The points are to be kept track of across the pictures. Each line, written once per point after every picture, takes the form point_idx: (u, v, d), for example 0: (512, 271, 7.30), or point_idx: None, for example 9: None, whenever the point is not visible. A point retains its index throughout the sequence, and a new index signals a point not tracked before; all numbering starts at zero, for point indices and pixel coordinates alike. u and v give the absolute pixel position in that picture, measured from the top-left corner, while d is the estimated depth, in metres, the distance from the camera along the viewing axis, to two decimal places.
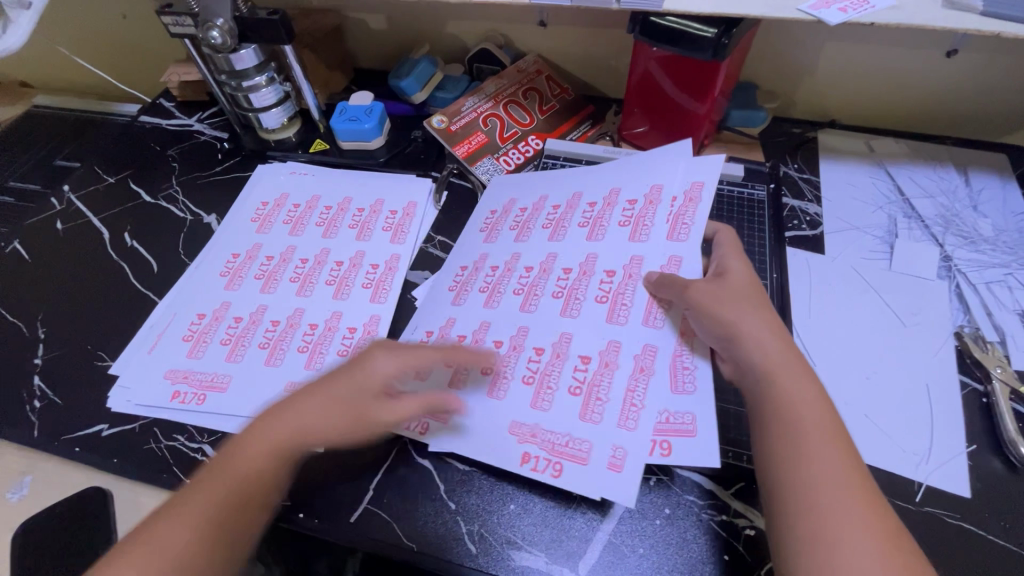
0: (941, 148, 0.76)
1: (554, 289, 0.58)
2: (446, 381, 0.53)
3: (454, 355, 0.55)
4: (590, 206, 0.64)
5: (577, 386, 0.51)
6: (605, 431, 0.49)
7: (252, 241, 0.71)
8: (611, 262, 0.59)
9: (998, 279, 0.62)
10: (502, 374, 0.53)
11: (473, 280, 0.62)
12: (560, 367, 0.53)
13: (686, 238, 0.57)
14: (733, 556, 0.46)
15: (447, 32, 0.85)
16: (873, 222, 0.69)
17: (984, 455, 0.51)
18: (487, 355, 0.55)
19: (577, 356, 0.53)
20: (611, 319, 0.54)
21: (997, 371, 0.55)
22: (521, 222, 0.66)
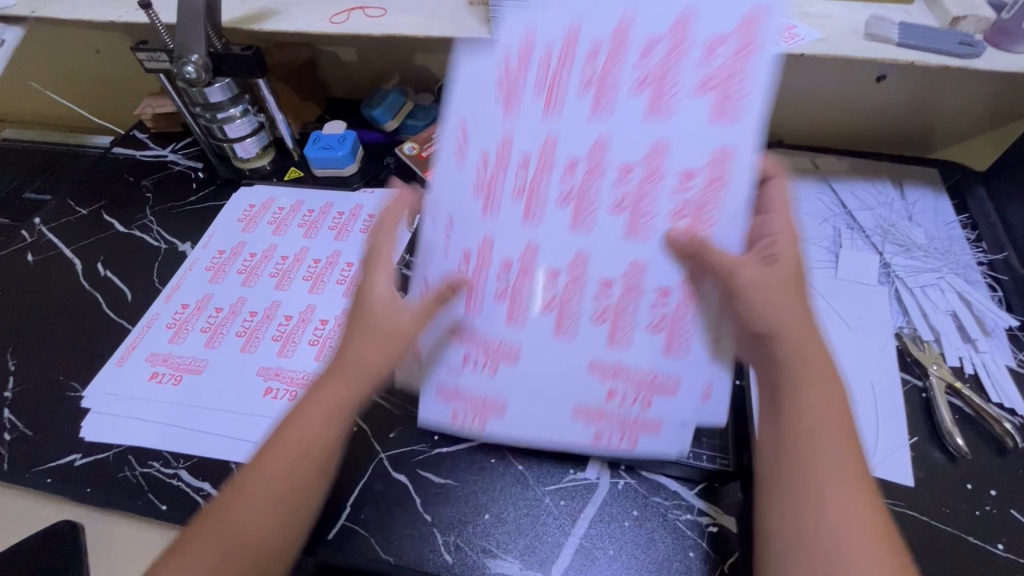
0: (879, 163, 0.83)
1: (557, 194, 0.44)
2: (504, 317, 0.47)
3: (500, 285, 0.46)
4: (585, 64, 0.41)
5: (659, 322, 0.45)
6: (685, 400, 0.45)
7: (207, 249, 0.74)
8: (623, 150, 0.42)
9: (933, 282, 0.67)
10: (566, 312, 0.46)
11: (482, 283, 0.46)
12: (636, 302, 0.45)
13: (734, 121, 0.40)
14: (698, 553, 0.49)
15: (418, 64, 0.89)
16: (820, 234, 0.74)
17: (926, 446, 0.55)
18: (544, 287, 0.46)
19: (655, 291, 0.45)
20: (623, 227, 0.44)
21: (934, 368, 0.59)
22: (529, 184, 0.44)
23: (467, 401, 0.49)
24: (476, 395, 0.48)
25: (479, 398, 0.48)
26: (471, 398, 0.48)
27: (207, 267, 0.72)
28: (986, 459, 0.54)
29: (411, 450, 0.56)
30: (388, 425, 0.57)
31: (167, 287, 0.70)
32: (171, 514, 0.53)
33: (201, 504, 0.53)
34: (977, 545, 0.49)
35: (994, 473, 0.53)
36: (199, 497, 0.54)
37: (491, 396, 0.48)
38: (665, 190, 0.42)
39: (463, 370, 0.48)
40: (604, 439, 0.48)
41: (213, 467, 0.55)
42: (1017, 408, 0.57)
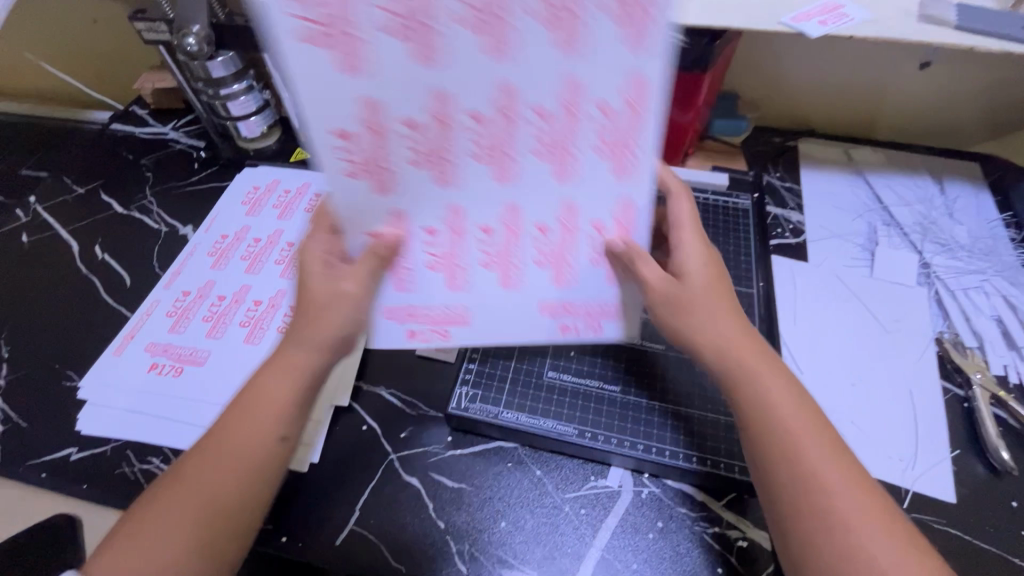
0: (917, 156, 0.78)
1: (474, 149, 0.38)
2: (433, 180, 0.39)
3: (414, 144, 0.37)
4: (299, 6, 0.31)
5: (611, 143, 0.38)
6: (624, 182, 0.40)
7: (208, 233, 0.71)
8: (542, 212, 0.42)
9: (976, 285, 0.63)
10: (505, 152, 0.38)
11: (373, 145, 0.37)
12: (581, 125, 0.37)
13: (444, 63, 0.34)
14: (726, 569, 0.46)
15: None
16: (854, 230, 0.70)
17: (968, 459, 0.52)
18: (468, 136, 0.37)
19: (597, 105, 0.36)
20: (478, 156, 0.38)
21: (978, 376, 0.56)
22: (426, 54, 0.33)
23: (454, 222, 0.42)
24: (446, 217, 0.42)
25: (455, 217, 0.42)
26: (451, 220, 0.42)
27: (208, 252, 0.68)
28: None
29: (424, 451, 0.53)
30: (399, 424, 0.55)
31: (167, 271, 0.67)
32: None
33: None
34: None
35: None
36: None
37: (453, 207, 0.41)
38: (589, 122, 0.37)
39: (393, 189, 0.39)
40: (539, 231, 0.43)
41: None
42: None
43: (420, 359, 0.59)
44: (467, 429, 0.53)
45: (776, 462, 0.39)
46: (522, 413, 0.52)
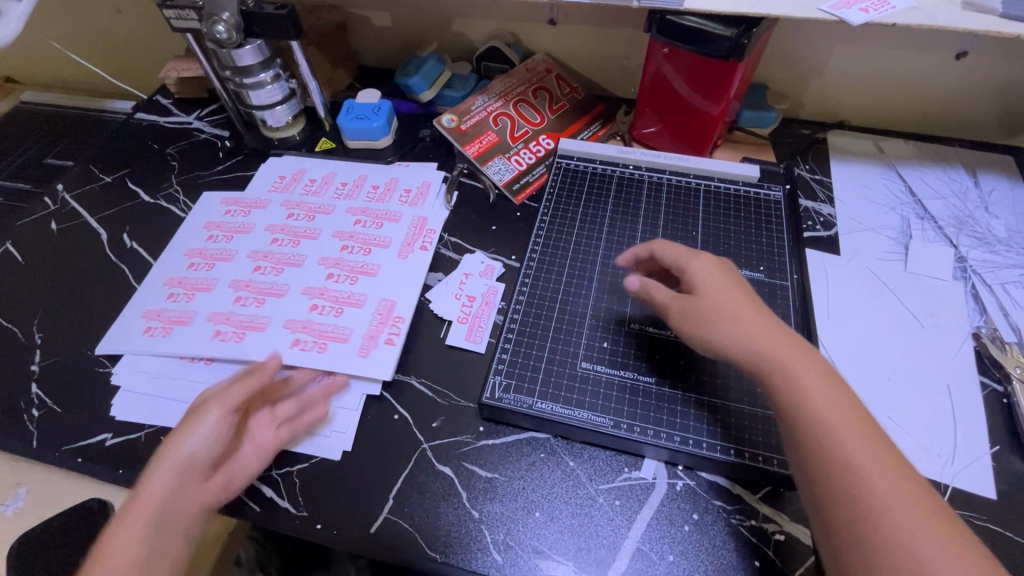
0: (950, 149, 0.77)
1: (265, 273, 0.64)
2: (256, 304, 0.61)
3: (243, 295, 0.62)
4: (211, 229, 0.69)
5: (340, 275, 0.63)
6: (383, 283, 0.63)
7: (245, 219, 0.70)
8: (289, 322, 0.60)
9: (1014, 279, 0.62)
10: (321, 293, 0.62)
11: (263, 283, 0.63)
12: (334, 253, 0.66)
13: (231, 256, 0.66)
14: (764, 562, 0.46)
15: (455, 30, 0.85)
16: (887, 223, 0.69)
17: (1008, 456, 0.51)
18: (249, 293, 0.62)
19: (326, 260, 0.65)
20: (322, 261, 0.65)
21: (1019, 372, 0.55)
22: (275, 258, 0.66)
23: (235, 322, 0.60)
24: (245, 316, 0.60)
25: (247, 318, 0.60)
26: (239, 319, 0.60)
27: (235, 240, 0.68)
28: None
29: (457, 441, 0.53)
30: (431, 414, 0.54)
31: (202, 260, 0.66)
32: None
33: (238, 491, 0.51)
34: None
35: None
36: None
37: (258, 316, 0.60)
38: (336, 272, 0.64)
39: (261, 305, 0.61)
40: (319, 337, 0.58)
41: None
42: None
43: (450, 349, 0.59)
44: (500, 418, 0.53)
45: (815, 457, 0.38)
46: (556, 403, 0.51)
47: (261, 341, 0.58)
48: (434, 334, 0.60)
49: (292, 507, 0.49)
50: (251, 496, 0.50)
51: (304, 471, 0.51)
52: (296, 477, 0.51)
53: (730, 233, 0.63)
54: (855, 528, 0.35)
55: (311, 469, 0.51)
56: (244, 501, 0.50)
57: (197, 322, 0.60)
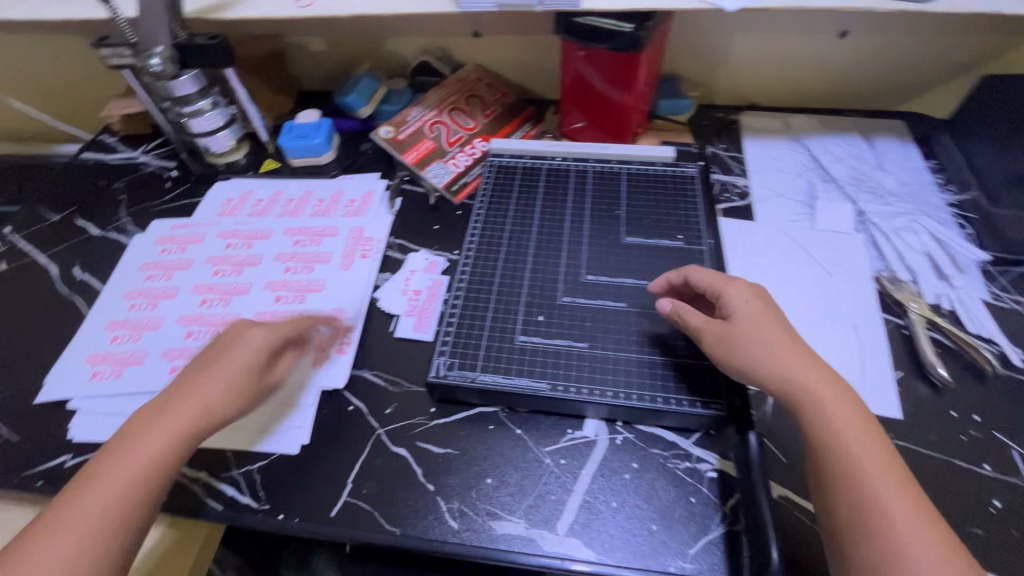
0: (847, 119, 0.84)
1: (216, 302, 0.66)
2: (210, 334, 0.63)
3: (197, 327, 0.64)
4: (161, 258, 0.71)
5: (289, 295, 0.66)
6: (330, 296, 0.65)
7: (195, 245, 0.73)
8: None
9: (906, 225, 0.68)
10: (273, 317, 0.64)
11: (214, 313, 0.65)
12: (282, 275, 0.68)
13: (182, 288, 0.68)
14: (699, 498, 0.49)
15: (387, 48, 0.89)
16: (795, 188, 0.75)
17: (911, 380, 0.56)
18: (202, 324, 0.64)
19: (275, 282, 0.67)
20: (269, 285, 0.67)
21: (913, 305, 0.61)
22: (226, 286, 0.68)
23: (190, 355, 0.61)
24: (200, 347, 0.62)
25: (201, 349, 0.62)
26: (194, 352, 0.62)
27: (185, 268, 0.70)
28: (968, 388, 0.55)
29: (409, 423, 0.56)
30: (384, 401, 0.57)
31: (144, 299, 0.67)
32: (169, 506, 0.52)
33: (201, 494, 0.52)
34: (966, 466, 0.50)
35: (977, 400, 0.55)
36: (196, 486, 0.53)
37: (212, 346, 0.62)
38: (286, 294, 0.66)
39: (213, 336, 0.63)
40: None
41: (209, 456, 0.54)
42: (993, 337, 0.59)
43: (400, 341, 0.62)
44: (448, 398, 0.56)
45: (831, 473, 0.41)
46: (498, 374, 0.55)
47: None
48: (385, 329, 0.63)
49: (254, 502, 0.51)
50: (214, 496, 0.52)
51: (264, 467, 0.53)
52: (257, 474, 0.53)
53: (651, 209, 0.68)
54: (858, 534, 0.38)
55: (270, 465, 0.53)
56: (207, 502, 0.52)
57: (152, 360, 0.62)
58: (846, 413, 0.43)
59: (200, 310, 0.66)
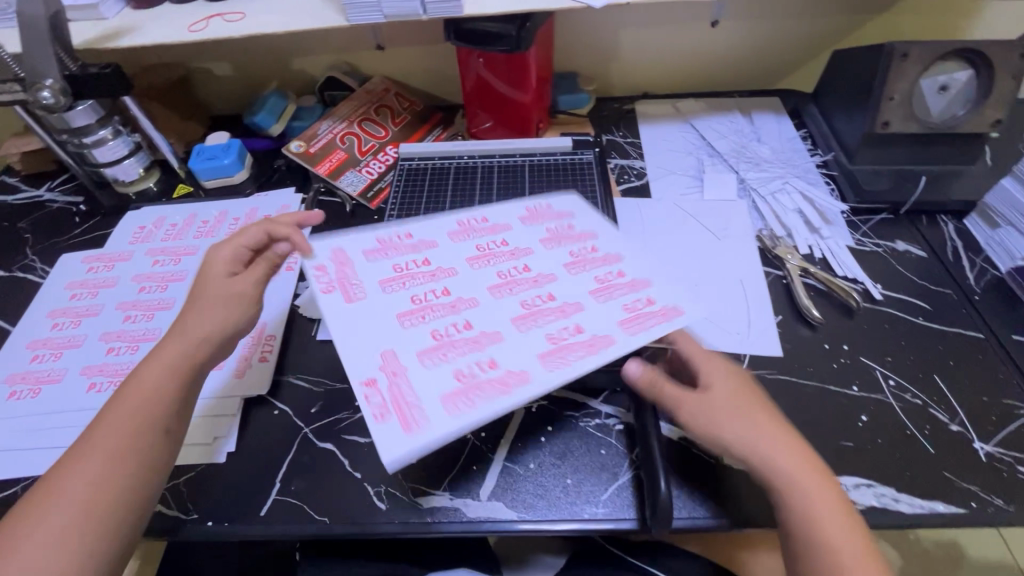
0: (729, 100, 0.92)
1: (136, 320, 0.66)
2: (130, 350, 0.63)
3: (117, 343, 0.64)
4: (73, 288, 0.71)
5: None
6: None
7: (109, 272, 0.72)
8: None
9: (781, 188, 0.76)
10: None
11: (134, 329, 0.65)
12: (204, 289, 0.69)
13: (98, 311, 0.68)
14: (609, 449, 0.54)
15: (294, 67, 0.91)
16: (685, 166, 0.82)
17: (790, 322, 0.63)
18: (122, 341, 0.64)
19: (196, 297, 0.68)
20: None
21: (790, 258, 0.67)
22: (145, 304, 0.68)
23: (110, 372, 0.62)
24: (120, 364, 0.62)
25: (122, 366, 0.62)
26: (114, 368, 0.62)
27: (100, 293, 0.70)
28: (839, 323, 0.62)
29: (335, 419, 0.57)
30: (309, 401, 0.59)
31: (66, 319, 0.67)
32: None
33: None
34: (838, 390, 0.57)
35: (846, 332, 0.61)
36: None
37: (133, 362, 0.62)
38: None
39: (134, 351, 0.63)
40: None
41: None
42: (858, 276, 0.66)
43: (322, 344, 0.64)
44: None
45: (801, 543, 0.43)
46: None
47: None
48: (307, 333, 0.65)
49: (181, 514, 0.52)
50: None
51: (190, 479, 0.54)
52: (183, 486, 0.53)
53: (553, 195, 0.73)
54: None
55: (196, 476, 0.54)
56: None
57: (69, 380, 0.61)
58: (819, 487, 0.44)
59: (120, 328, 0.66)
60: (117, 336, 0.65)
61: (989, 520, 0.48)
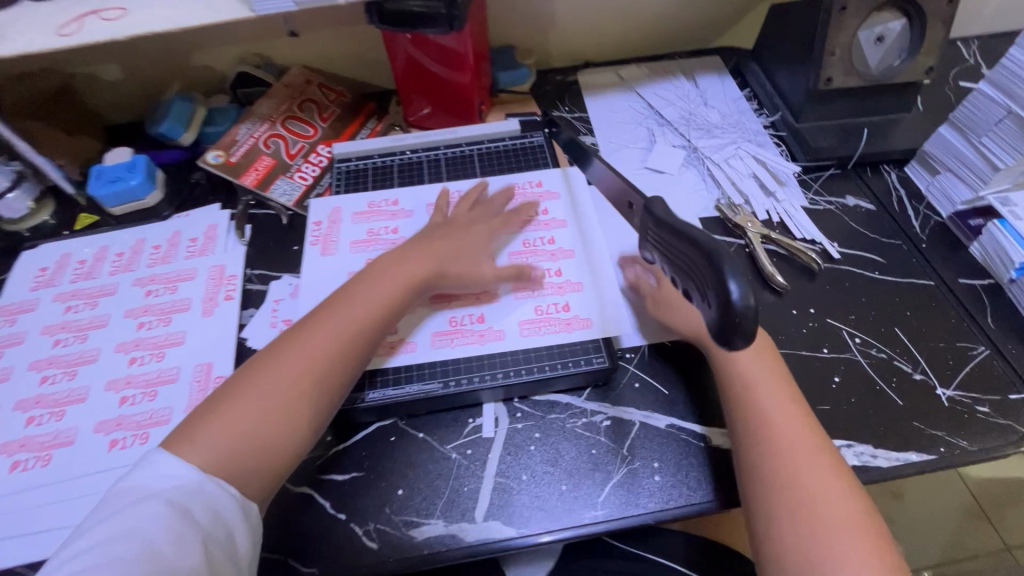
0: (671, 62, 0.90)
1: (54, 381, 0.58)
2: (54, 417, 0.55)
3: (37, 412, 0.56)
4: None
5: (143, 356, 0.59)
6: (191, 348, 0.60)
7: (12, 327, 0.63)
8: (96, 423, 0.55)
9: (734, 153, 0.75)
10: (127, 383, 0.57)
11: (54, 392, 0.57)
12: (132, 335, 0.61)
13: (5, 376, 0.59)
14: (600, 447, 0.53)
15: (197, 64, 0.81)
16: (637, 137, 0.80)
17: (758, 289, 0.63)
18: (42, 408, 0.56)
19: (123, 345, 0.60)
20: (118, 347, 0.60)
21: (750, 225, 0.67)
22: (63, 361, 0.59)
23: (35, 446, 0.54)
24: (46, 435, 0.54)
25: (48, 436, 0.54)
26: (38, 441, 0.54)
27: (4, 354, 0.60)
28: (804, 286, 0.63)
29: (307, 460, 0.53)
30: None
31: None
32: None
33: None
34: (810, 354, 0.58)
35: (812, 294, 0.62)
36: None
37: (61, 430, 0.55)
38: (140, 353, 0.60)
39: (59, 418, 0.55)
40: (138, 426, 0.55)
41: None
42: (816, 237, 0.67)
43: None
44: (343, 423, 0.54)
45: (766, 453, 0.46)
46: (386, 388, 0.54)
47: (73, 453, 0.53)
48: None
49: None
50: None
51: None
52: None
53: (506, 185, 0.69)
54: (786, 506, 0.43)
55: None
56: None
57: None
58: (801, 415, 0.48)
59: (37, 393, 0.57)
60: (36, 404, 0.56)
61: (956, 462, 0.51)
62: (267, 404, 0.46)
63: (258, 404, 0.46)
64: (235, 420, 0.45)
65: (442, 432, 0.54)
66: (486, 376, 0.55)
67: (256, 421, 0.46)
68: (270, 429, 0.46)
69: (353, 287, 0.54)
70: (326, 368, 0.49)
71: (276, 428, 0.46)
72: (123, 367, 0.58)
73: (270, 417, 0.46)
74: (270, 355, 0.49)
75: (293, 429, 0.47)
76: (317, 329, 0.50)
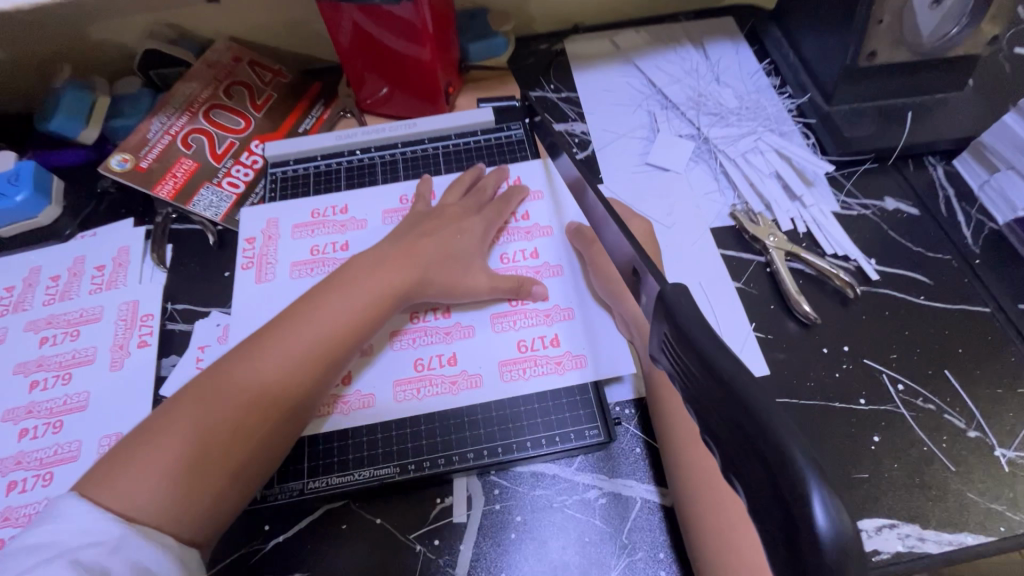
0: (677, 26, 0.75)
1: None
2: None
3: None
4: None
5: (36, 428, 0.49)
6: (96, 415, 0.50)
7: None
8: None
9: (752, 147, 0.63)
10: (18, 463, 0.48)
11: None
12: (23, 398, 0.50)
13: None
14: (596, 533, 0.44)
15: (95, 38, 0.65)
16: (636, 124, 0.67)
17: (781, 319, 0.53)
18: None
19: (12, 412, 0.50)
20: (6, 416, 0.50)
21: (771, 239, 0.56)
22: None
23: None
24: None
25: None
26: None
27: None
28: (836, 316, 0.53)
29: (239, 559, 0.44)
30: None
31: None
32: None
33: None
34: (843, 406, 0.48)
35: (845, 328, 0.52)
36: None
37: None
38: (33, 422, 0.49)
39: None
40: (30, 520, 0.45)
41: None
42: (850, 253, 0.56)
43: None
44: (284, 510, 0.45)
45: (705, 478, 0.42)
46: (333, 475, 0.46)
47: None
48: None
49: None
50: None
51: None
52: None
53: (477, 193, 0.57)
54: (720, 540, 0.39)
55: None
56: None
57: None
58: None
59: None
60: None
61: (1015, 544, 0.43)
62: (231, 408, 0.41)
63: (222, 405, 0.41)
64: (197, 420, 0.40)
65: (403, 519, 0.45)
66: (454, 459, 0.46)
67: (216, 424, 0.40)
68: (229, 438, 0.40)
69: (351, 275, 0.49)
70: (306, 373, 0.44)
71: (234, 443, 0.40)
72: (12, 443, 0.48)
73: (235, 421, 0.41)
74: (251, 347, 0.44)
75: (255, 446, 0.41)
76: (303, 326, 0.45)
